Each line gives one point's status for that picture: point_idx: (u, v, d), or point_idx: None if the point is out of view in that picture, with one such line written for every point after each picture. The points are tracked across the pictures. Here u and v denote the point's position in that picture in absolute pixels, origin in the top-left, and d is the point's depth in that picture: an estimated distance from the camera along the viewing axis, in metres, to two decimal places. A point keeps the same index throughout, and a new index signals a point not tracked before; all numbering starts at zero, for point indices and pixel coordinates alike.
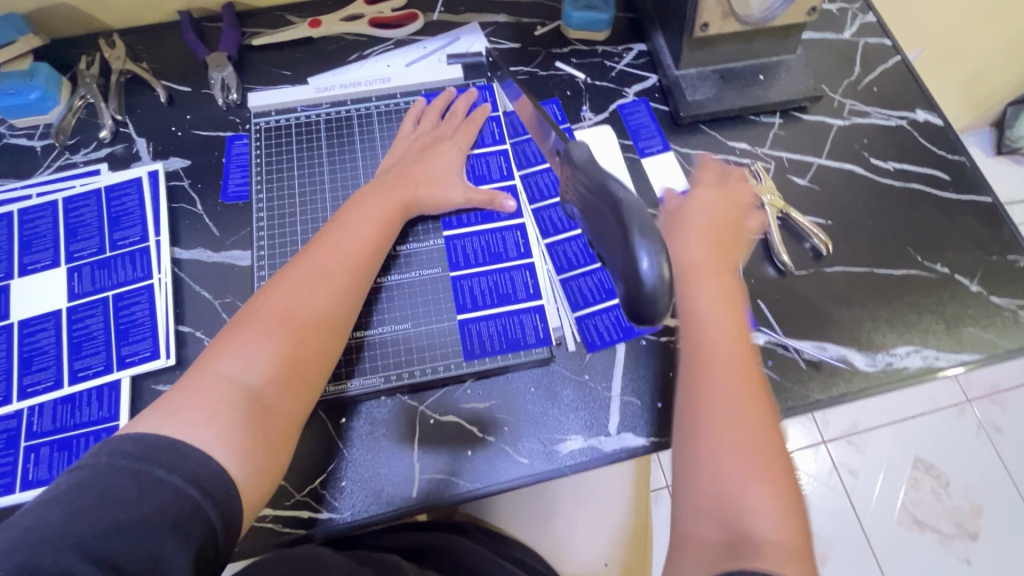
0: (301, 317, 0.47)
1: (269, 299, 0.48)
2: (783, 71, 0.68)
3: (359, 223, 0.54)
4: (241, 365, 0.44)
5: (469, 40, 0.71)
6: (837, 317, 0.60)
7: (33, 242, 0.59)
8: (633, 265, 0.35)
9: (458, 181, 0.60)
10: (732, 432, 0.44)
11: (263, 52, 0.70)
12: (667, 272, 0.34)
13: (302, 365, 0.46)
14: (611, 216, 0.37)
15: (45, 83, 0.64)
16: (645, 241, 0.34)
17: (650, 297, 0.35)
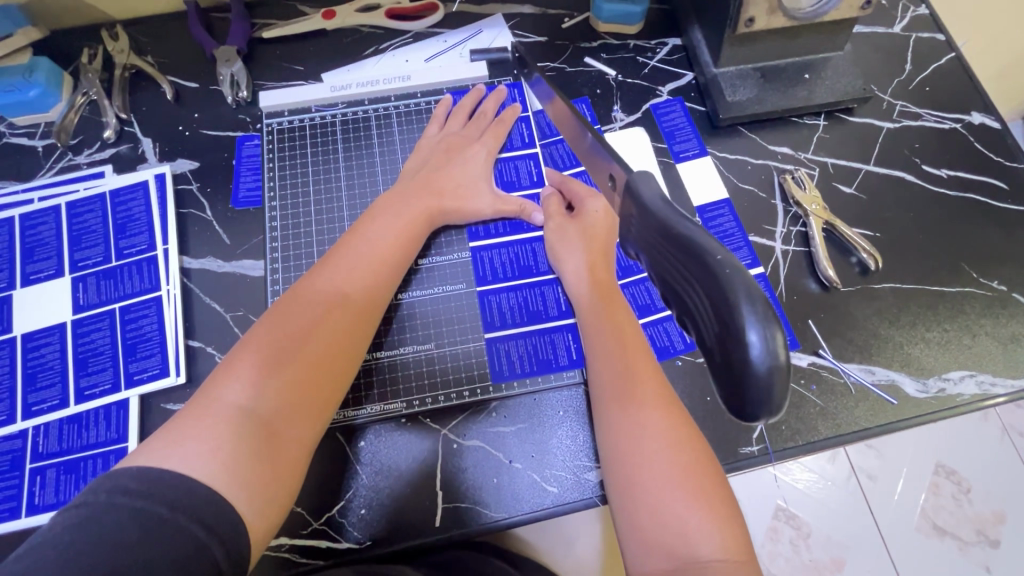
0: (315, 338, 0.44)
1: (282, 318, 0.44)
2: (831, 69, 0.64)
3: (377, 234, 0.50)
4: (249, 390, 0.40)
5: (492, 34, 0.66)
6: (885, 338, 0.56)
7: (36, 250, 0.56)
8: (739, 342, 0.28)
9: (485, 188, 0.57)
10: (657, 449, 0.40)
11: (275, 46, 0.66)
12: (782, 351, 0.27)
13: (314, 392, 0.43)
14: (701, 278, 0.31)
15: (46, 78, 0.60)
16: (752, 314, 0.28)
17: (761, 384, 0.28)
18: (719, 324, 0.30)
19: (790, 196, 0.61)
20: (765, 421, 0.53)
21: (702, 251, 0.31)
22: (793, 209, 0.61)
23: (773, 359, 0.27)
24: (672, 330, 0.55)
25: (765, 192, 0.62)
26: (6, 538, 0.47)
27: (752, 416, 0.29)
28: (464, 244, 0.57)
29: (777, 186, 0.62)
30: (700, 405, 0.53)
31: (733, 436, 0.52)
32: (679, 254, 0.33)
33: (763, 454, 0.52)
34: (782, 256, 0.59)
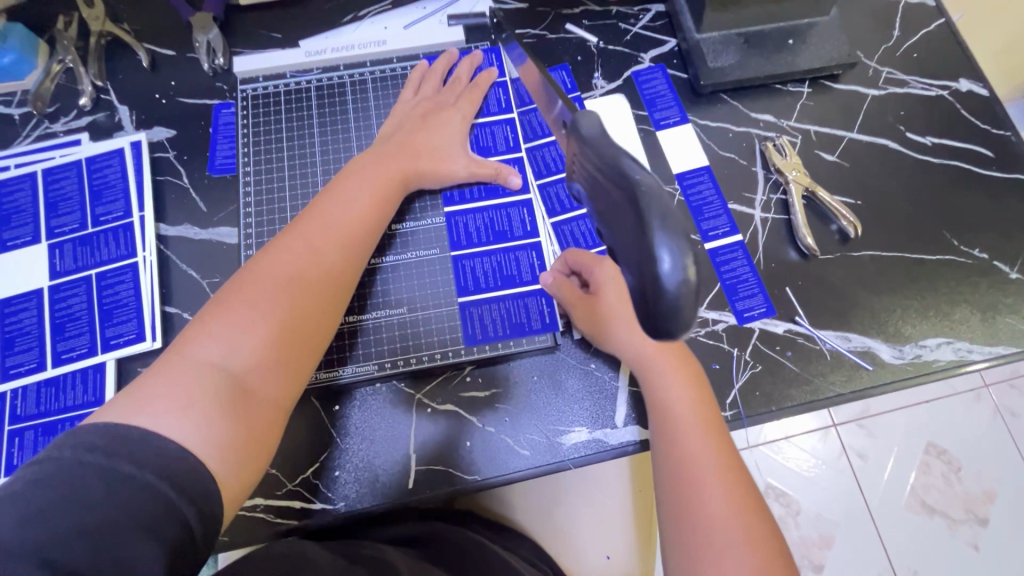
0: (287, 297, 0.44)
1: (254, 279, 0.44)
2: (816, 34, 0.62)
3: (352, 197, 0.50)
4: (220, 350, 0.40)
5: (470, 0, 0.65)
6: (863, 306, 0.56)
7: (12, 217, 0.56)
8: (652, 264, 0.28)
9: (460, 153, 0.56)
10: (712, 481, 0.43)
11: (251, 12, 0.65)
12: (692, 272, 0.27)
13: (287, 350, 0.43)
14: (625, 207, 0.30)
15: (19, 45, 0.60)
16: (669, 236, 0.27)
17: (672, 308, 0.28)
18: (638, 250, 0.29)
19: (771, 163, 0.60)
20: (739, 387, 0.53)
21: (626, 178, 0.30)
22: (773, 176, 0.60)
23: (681, 280, 0.27)
24: None
25: (746, 160, 0.61)
26: None
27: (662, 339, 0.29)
28: (439, 211, 0.57)
29: (758, 154, 0.61)
30: None
31: None
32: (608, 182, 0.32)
33: (735, 420, 0.52)
34: (761, 224, 0.58)
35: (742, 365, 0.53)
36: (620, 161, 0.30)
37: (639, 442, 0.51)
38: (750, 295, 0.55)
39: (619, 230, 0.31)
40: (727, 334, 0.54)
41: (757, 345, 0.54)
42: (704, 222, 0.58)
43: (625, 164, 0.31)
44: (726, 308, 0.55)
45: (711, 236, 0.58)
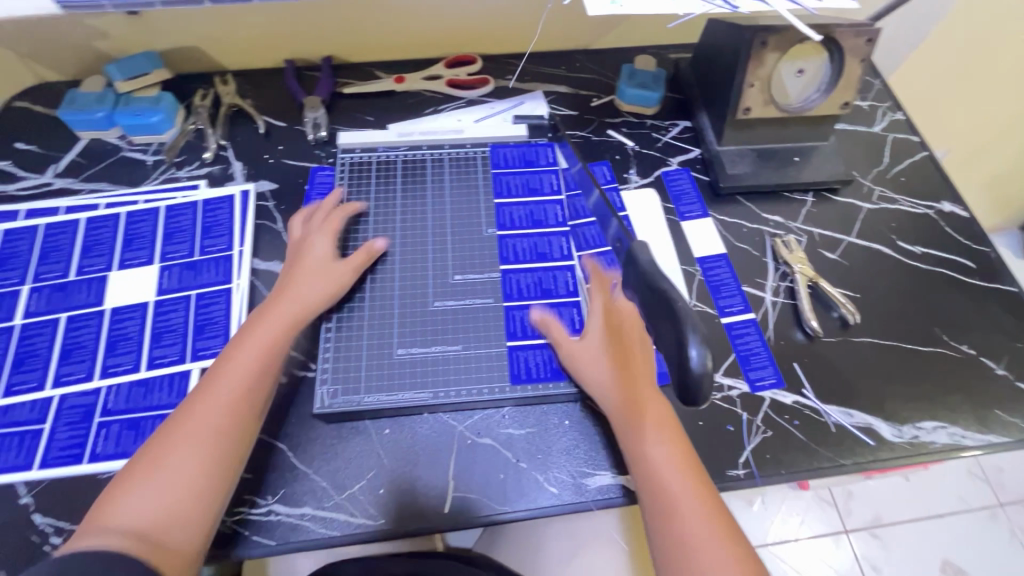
0: (201, 450, 0.46)
1: (171, 435, 0.47)
2: (817, 155, 0.75)
3: (245, 336, 0.53)
4: (134, 508, 0.43)
5: (532, 105, 0.79)
6: (864, 386, 0.62)
7: (134, 241, 0.66)
8: (685, 351, 0.45)
9: (311, 262, 0.59)
10: (697, 519, 0.45)
11: (353, 99, 0.80)
12: (709, 364, 0.45)
13: (198, 492, 0.45)
14: (666, 320, 0.48)
15: (167, 108, 0.74)
16: (697, 335, 0.45)
17: (697, 384, 0.45)
18: (677, 347, 0.46)
19: (779, 256, 0.69)
20: (751, 448, 0.57)
21: (671, 301, 0.48)
22: (782, 267, 0.69)
23: (702, 369, 0.45)
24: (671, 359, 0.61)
25: (758, 252, 0.70)
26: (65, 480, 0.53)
27: (692, 399, 0.46)
28: (494, 267, 0.65)
29: (769, 248, 0.71)
30: (691, 428, 0.58)
31: (721, 460, 0.57)
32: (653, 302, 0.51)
33: (749, 478, 0.56)
34: (771, 306, 0.67)
35: (754, 429, 0.59)
36: (655, 283, 0.51)
37: None
38: (762, 367, 0.62)
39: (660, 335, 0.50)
40: (741, 400, 0.60)
41: (768, 412, 0.60)
42: (721, 300, 0.66)
43: (660, 283, 0.51)
44: (740, 376, 0.62)
45: (727, 312, 0.66)
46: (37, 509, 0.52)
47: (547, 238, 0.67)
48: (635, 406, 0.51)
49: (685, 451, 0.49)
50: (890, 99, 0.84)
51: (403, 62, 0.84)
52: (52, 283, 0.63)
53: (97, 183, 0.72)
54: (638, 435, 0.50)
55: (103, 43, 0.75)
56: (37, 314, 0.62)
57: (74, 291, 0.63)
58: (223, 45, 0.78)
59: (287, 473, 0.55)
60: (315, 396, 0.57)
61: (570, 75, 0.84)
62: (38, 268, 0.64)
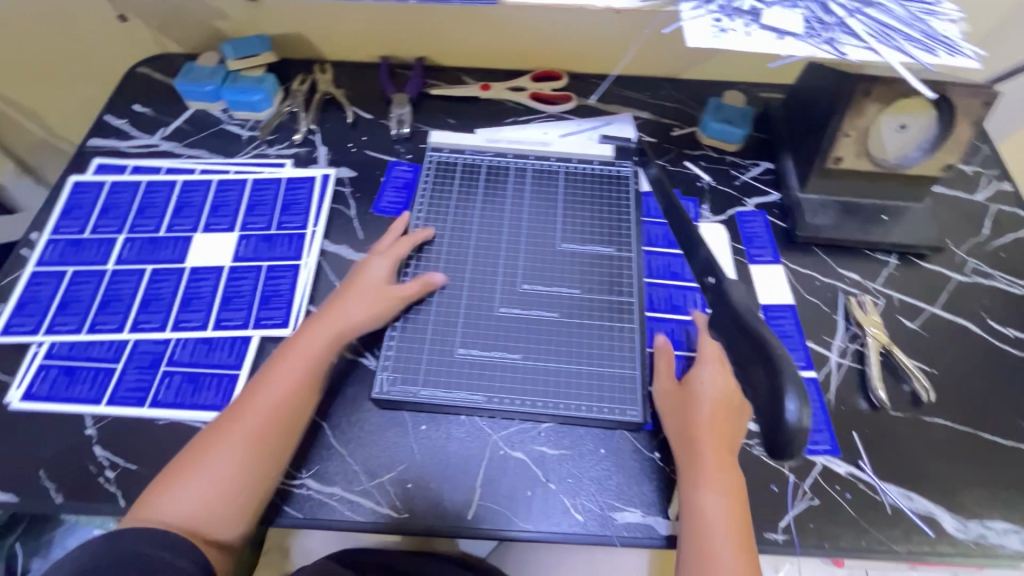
0: (244, 450, 0.50)
1: (208, 444, 0.50)
2: (907, 216, 0.71)
3: (286, 358, 0.55)
4: (173, 506, 0.47)
5: (619, 128, 0.78)
6: (929, 470, 0.57)
7: (220, 208, 0.71)
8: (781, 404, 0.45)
9: (360, 287, 0.59)
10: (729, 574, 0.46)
11: (438, 100, 0.82)
12: (806, 420, 0.45)
13: (237, 493, 0.49)
14: (761, 367, 0.48)
15: (269, 88, 0.78)
16: (795, 389, 0.45)
17: (791, 436, 0.45)
18: (770, 399, 0.47)
19: (851, 315, 0.66)
20: (794, 514, 0.54)
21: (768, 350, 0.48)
22: (853, 328, 0.65)
23: (798, 424, 0.45)
24: None
25: (829, 308, 0.67)
26: (126, 420, 0.57)
27: (784, 454, 0.46)
28: (566, 283, 0.63)
29: (841, 305, 0.67)
30: None
31: (760, 520, 0.54)
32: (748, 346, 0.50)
33: (787, 545, 0.53)
34: (835, 367, 0.63)
35: (800, 495, 0.55)
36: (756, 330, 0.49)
37: None
38: (817, 430, 0.58)
39: (755, 382, 0.50)
40: (789, 460, 0.57)
41: (818, 479, 0.56)
42: None
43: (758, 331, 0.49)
44: None
45: None
46: (98, 442, 0.56)
47: (622, 264, 0.64)
48: (697, 456, 0.51)
49: (739, 506, 0.49)
50: (998, 167, 0.78)
51: (491, 70, 0.86)
52: (143, 237, 0.69)
53: (197, 150, 0.77)
54: (697, 485, 0.50)
55: (222, 23, 0.82)
56: (127, 262, 0.67)
57: (163, 246, 0.68)
58: (327, 37, 0.83)
59: (324, 449, 0.56)
60: (375, 379, 0.57)
61: (654, 101, 0.84)
62: (135, 221, 0.70)
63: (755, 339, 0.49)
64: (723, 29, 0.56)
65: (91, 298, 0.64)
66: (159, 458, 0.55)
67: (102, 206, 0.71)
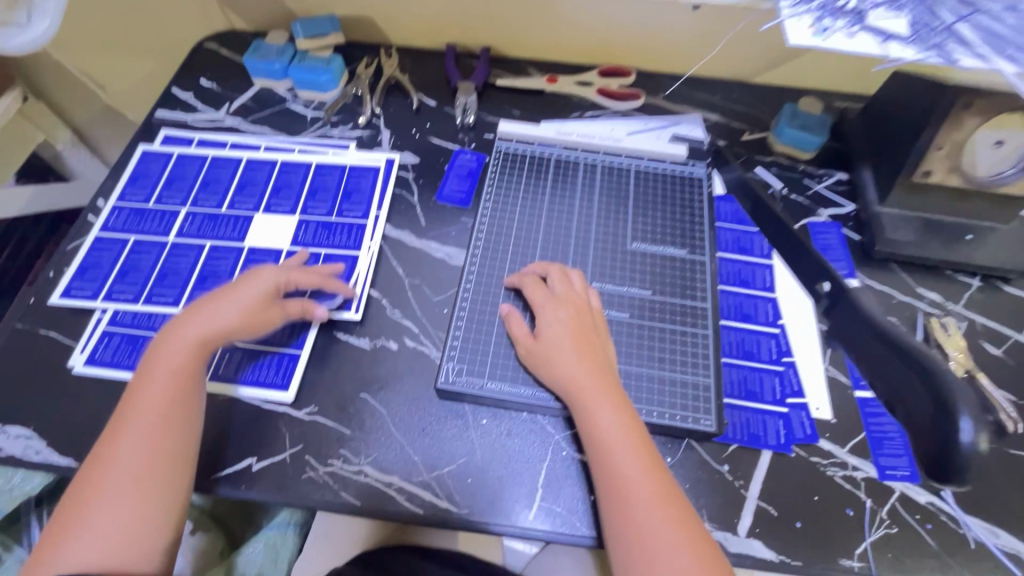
0: (134, 466, 0.48)
1: (97, 478, 0.47)
2: (994, 237, 0.67)
3: (155, 370, 0.51)
4: (72, 557, 0.45)
5: (689, 128, 0.76)
6: (1016, 506, 0.54)
7: (282, 190, 0.70)
8: (949, 425, 0.37)
9: (241, 296, 0.55)
10: (665, 534, 0.44)
11: (502, 91, 0.81)
12: (985, 445, 0.36)
13: (142, 506, 0.47)
14: (915, 378, 0.40)
15: (335, 69, 0.78)
16: (966, 406, 0.37)
17: (963, 464, 0.36)
18: (932, 415, 0.38)
19: (932, 337, 0.62)
20: (871, 541, 0.51)
21: (918, 357, 0.40)
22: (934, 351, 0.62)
23: (973, 449, 0.36)
24: (797, 419, 0.57)
25: (907, 328, 0.64)
26: None
27: (946, 482, 0.38)
28: (635, 283, 0.61)
29: (921, 326, 0.64)
30: (805, 501, 0.53)
31: (835, 544, 0.51)
32: (893, 360, 0.42)
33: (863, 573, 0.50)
34: None
35: (877, 521, 0.52)
36: (901, 338, 0.42)
37: (758, 558, 0.50)
38: (895, 454, 0.55)
39: (912, 405, 0.40)
40: (866, 484, 0.54)
41: (896, 506, 0.53)
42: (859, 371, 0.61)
43: (905, 339, 0.42)
44: (869, 459, 0.55)
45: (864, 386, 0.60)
46: None
47: (693, 268, 0.63)
48: (608, 442, 0.49)
49: (647, 450, 0.49)
50: None
51: (557, 64, 0.84)
52: (205, 212, 0.68)
53: (260, 127, 0.77)
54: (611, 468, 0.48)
55: (292, 2, 0.81)
56: (187, 237, 0.66)
57: (223, 223, 0.67)
58: (396, 21, 0.82)
59: (383, 436, 0.55)
60: (440, 369, 0.57)
61: (724, 105, 0.81)
62: (197, 195, 0.69)
63: (897, 346, 0.42)
64: (824, 29, 0.53)
65: (150, 270, 0.63)
66: (217, 434, 0.55)
67: (167, 177, 0.70)
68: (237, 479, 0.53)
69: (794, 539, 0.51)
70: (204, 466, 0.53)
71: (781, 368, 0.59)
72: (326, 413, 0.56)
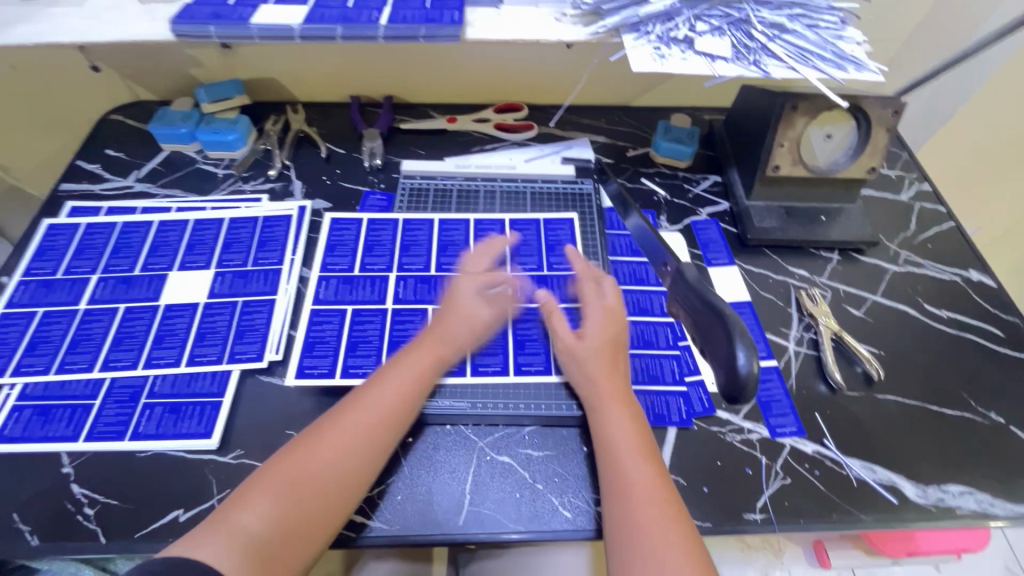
0: (340, 462, 0.49)
1: (305, 458, 0.49)
2: (843, 216, 0.78)
3: (395, 380, 0.55)
4: (251, 519, 0.44)
5: (580, 150, 0.84)
6: (887, 443, 0.61)
7: (196, 246, 0.72)
8: (734, 359, 0.48)
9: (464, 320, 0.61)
10: (654, 515, 0.47)
11: (407, 133, 0.87)
12: (756, 367, 0.48)
13: (330, 504, 0.48)
14: (719, 329, 0.50)
15: (242, 129, 0.81)
16: (745, 344, 0.48)
17: (743, 386, 0.48)
18: (726, 353, 0.49)
19: (804, 307, 0.71)
20: (769, 494, 0.57)
21: (720, 310, 0.50)
22: (806, 319, 0.71)
23: (748, 373, 0.48)
24: (696, 394, 0.63)
25: (783, 302, 0.72)
26: (108, 456, 0.56)
27: (737, 399, 0.49)
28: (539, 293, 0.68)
29: (794, 299, 0.73)
30: (709, 467, 0.58)
31: (738, 502, 0.56)
32: (707, 314, 0.52)
33: (765, 524, 0.55)
34: (794, 355, 0.68)
35: (772, 475, 0.58)
36: (709, 297, 0.52)
37: None
38: (782, 413, 0.62)
39: (717, 346, 0.50)
40: (760, 443, 0.60)
41: (788, 459, 0.60)
42: None
43: (712, 298, 0.52)
44: (761, 421, 0.62)
45: None
46: (76, 480, 0.55)
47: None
48: (614, 444, 0.53)
49: (650, 454, 0.52)
50: (917, 171, 0.87)
51: (455, 105, 0.91)
52: (117, 276, 0.69)
53: (171, 190, 0.79)
54: (615, 469, 0.51)
55: (196, 70, 0.85)
56: (100, 302, 0.66)
57: (137, 285, 0.68)
58: (299, 80, 0.88)
59: None
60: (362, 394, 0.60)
61: (609, 127, 0.90)
62: (109, 261, 0.70)
63: (708, 304, 0.52)
64: (662, 55, 0.62)
65: (61, 339, 0.63)
66: (142, 492, 0.55)
67: (76, 247, 0.71)
68: (163, 533, 0.52)
69: (703, 503, 0.56)
70: (129, 524, 0.53)
71: (677, 351, 0.66)
72: (252, 455, 0.57)
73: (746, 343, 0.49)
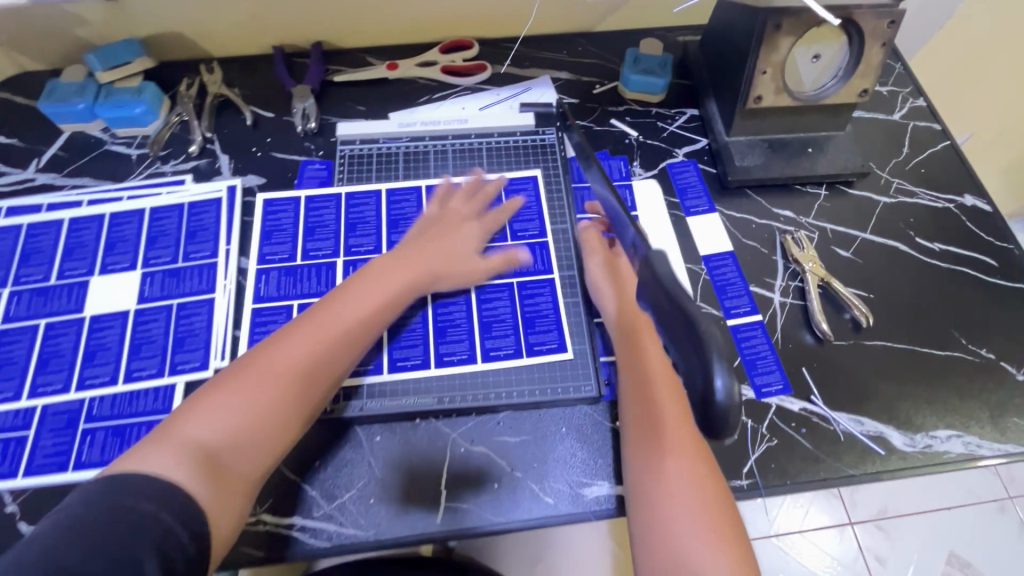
0: (293, 372, 0.46)
1: (257, 366, 0.46)
2: (831, 146, 0.71)
3: (354, 297, 0.52)
4: (200, 427, 0.42)
5: (540, 92, 0.74)
6: (875, 393, 0.59)
7: (117, 245, 0.64)
8: (709, 382, 0.42)
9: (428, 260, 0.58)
10: (691, 508, 0.42)
11: (343, 87, 0.76)
12: (736, 396, 0.42)
13: (280, 416, 0.45)
14: (693, 343, 0.43)
15: (150, 99, 0.70)
16: (722, 365, 0.41)
17: (721, 415, 0.42)
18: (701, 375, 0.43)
19: (789, 253, 0.66)
20: (755, 458, 0.55)
21: (691, 320, 0.42)
22: (792, 266, 0.66)
23: (727, 401, 0.42)
24: None
25: (767, 249, 0.67)
26: (53, 490, 0.52)
27: (716, 429, 0.44)
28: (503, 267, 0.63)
29: (779, 245, 0.68)
30: None
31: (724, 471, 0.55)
32: (678, 321, 0.44)
33: (752, 489, 0.54)
34: (779, 307, 0.64)
35: (758, 438, 0.56)
36: (679, 299, 0.43)
37: None
38: (768, 371, 0.59)
39: (693, 363, 0.43)
40: (746, 406, 0.58)
41: (774, 419, 0.57)
42: (727, 301, 0.63)
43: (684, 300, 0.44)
44: (745, 383, 0.59)
45: (732, 314, 0.63)
46: (22, 518, 0.51)
47: (555, 237, 0.65)
48: (655, 420, 0.47)
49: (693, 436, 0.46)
50: (912, 84, 0.79)
51: (395, 47, 0.80)
52: (32, 288, 0.61)
53: (79, 179, 0.69)
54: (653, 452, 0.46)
55: (83, 30, 0.72)
56: (16, 319, 0.59)
57: (55, 296, 0.61)
58: (208, 33, 0.75)
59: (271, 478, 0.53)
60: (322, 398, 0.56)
61: (572, 60, 0.80)
62: (18, 270, 0.62)
63: (679, 310, 0.43)
64: None
65: None
66: None
67: None
68: None
69: None
70: None
71: None
72: None
73: (724, 360, 0.42)
